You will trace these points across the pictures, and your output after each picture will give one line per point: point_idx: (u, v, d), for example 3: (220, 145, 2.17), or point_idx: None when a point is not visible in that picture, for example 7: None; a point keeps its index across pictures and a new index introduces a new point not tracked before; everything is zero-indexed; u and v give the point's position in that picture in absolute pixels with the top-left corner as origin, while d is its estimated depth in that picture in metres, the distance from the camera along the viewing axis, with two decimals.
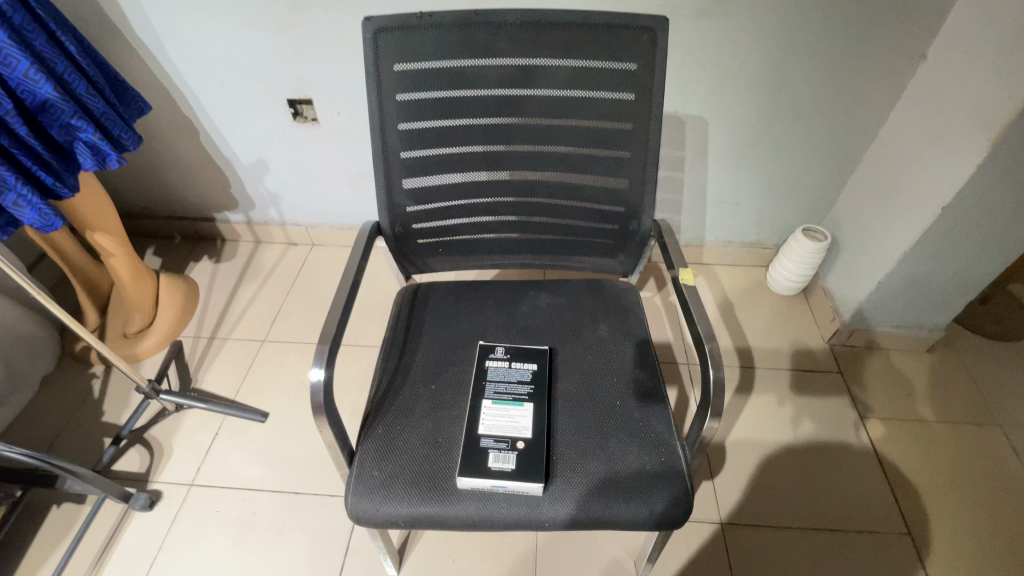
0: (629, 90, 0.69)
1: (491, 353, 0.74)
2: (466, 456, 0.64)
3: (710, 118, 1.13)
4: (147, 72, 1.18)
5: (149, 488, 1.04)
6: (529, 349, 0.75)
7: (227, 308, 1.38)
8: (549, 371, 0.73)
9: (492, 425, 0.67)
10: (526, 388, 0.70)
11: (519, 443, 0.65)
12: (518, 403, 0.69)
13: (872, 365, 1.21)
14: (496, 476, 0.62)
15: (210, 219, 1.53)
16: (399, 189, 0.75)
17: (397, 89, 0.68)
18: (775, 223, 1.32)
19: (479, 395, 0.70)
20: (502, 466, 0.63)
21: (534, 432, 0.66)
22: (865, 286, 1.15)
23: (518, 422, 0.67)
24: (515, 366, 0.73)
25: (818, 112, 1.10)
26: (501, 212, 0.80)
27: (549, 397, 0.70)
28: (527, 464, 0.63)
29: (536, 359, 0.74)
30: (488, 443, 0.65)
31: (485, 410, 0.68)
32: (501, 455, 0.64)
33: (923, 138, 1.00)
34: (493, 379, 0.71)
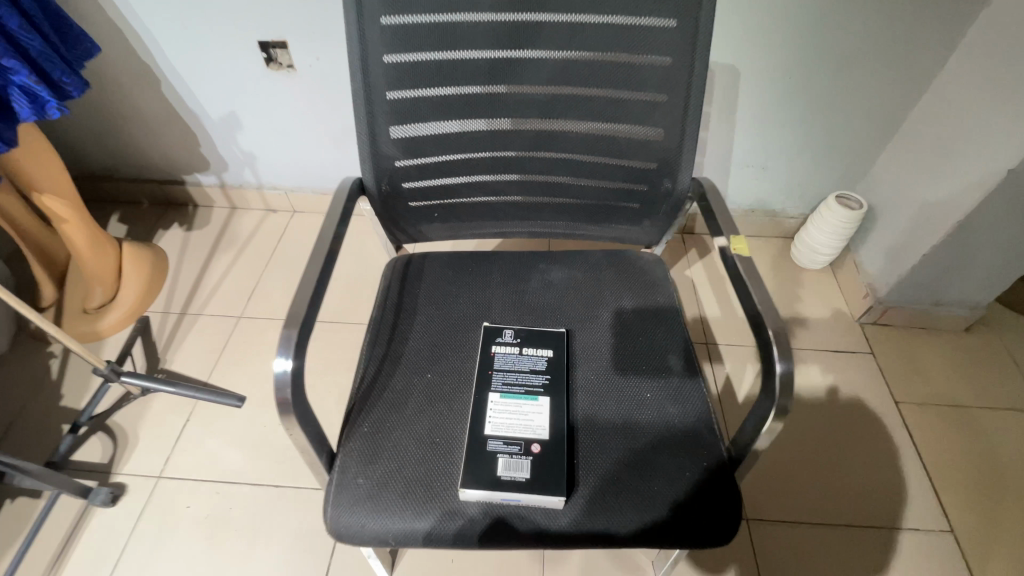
0: (672, 14, 0.55)
1: (498, 337, 0.64)
2: (471, 462, 0.53)
3: (742, 68, 0.99)
4: (94, 7, 1.01)
5: (112, 481, 0.93)
6: (542, 332, 0.64)
7: (199, 280, 1.25)
8: (567, 359, 0.62)
9: (501, 424, 0.56)
10: (541, 378, 0.60)
11: (534, 446, 0.55)
12: (531, 398, 0.58)
13: (907, 346, 1.12)
14: (509, 487, 0.52)
15: (180, 183, 1.38)
16: (386, 140, 0.62)
17: (382, 9, 0.54)
18: (804, 189, 1.20)
19: (485, 387, 0.59)
20: (515, 476, 0.53)
21: (552, 433, 0.56)
22: (907, 261, 1.05)
23: (532, 420, 0.57)
24: (527, 352, 0.62)
25: (865, 61, 0.96)
26: (508, 170, 0.68)
27: (567, 389, 0.59)
28: (544, 472, 0.53)
29: (552, 344, 0.63)
30: (497, 447, 0.55)
31: (492, 405, 0.58)
32: (513, 462, 0.54)
33: (989, 90, 0.88)
34: (502, 368, 0.61)
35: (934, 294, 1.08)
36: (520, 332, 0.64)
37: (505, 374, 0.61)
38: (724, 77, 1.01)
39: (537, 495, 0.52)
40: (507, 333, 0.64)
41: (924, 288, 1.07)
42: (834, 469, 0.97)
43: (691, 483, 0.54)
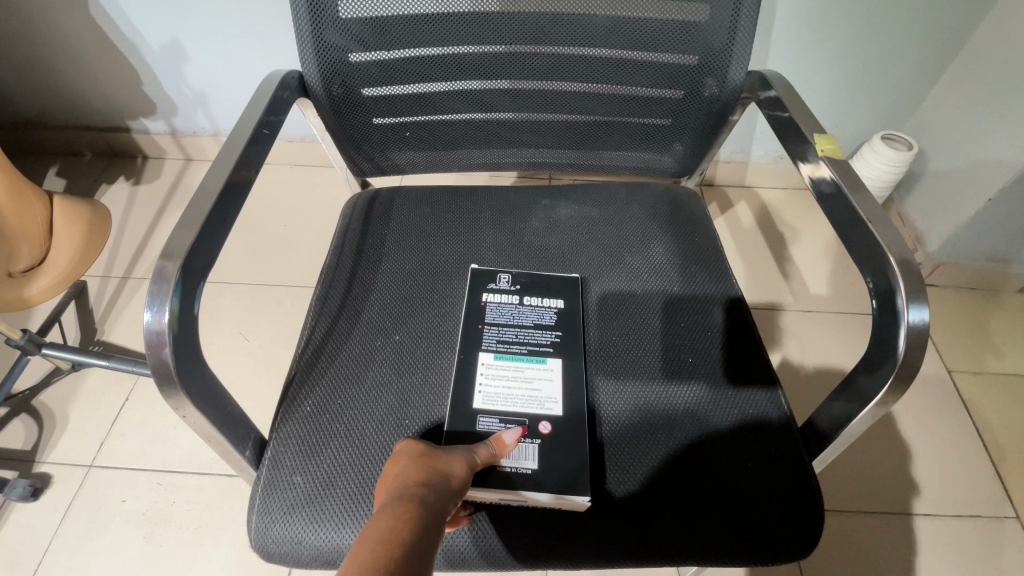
0: None
1: (492, 281, 0.50)
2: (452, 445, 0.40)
3: None
4: None
5: (34, 471, 0.79)
6: (548, 278, 0.50)
7: (147, 241, 1.09)
8: (581, 312, 0.48)
9: (499, 395, 0.43)
10: (550, 337, 0.46)
11: (543, 425, 0.42)
12: (538, 360, 0.45)
13: (956, 308, 0.99)
14: (513, 482, 0.39)
15: (125, 130, 1.20)
16: (333, 20, 0.46)
17: None
18: (841, 131, 1.05)
19: (474, 344, 0.46)
20: (519, 466, 0.40)
21: (567, 409, 0.43)
22: (964, 210, 0.91)
23: (539, 391, 0.44)
24: (529, 303, 0.48)
25: None
26: (499, 75, 0.52)
27: (583, 352, 0.46)
28: (555, 462, 0.40)
29: (560, 294, 0.49)
30: (492, 425, 0.41)
31: (484, 369, 0.44)
32: (514, 447, 0.41)
33: None
34: (496, 321, 0.47)
35: (991, 248, 0.95)
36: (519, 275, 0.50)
37: (500, 329, 0.47)
38: None
39: (546, 489, 0.39)
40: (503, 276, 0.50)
41: (982, 242, 0.94)
42: (879, 447, 0.84)
43: (745, 479, 0.41)
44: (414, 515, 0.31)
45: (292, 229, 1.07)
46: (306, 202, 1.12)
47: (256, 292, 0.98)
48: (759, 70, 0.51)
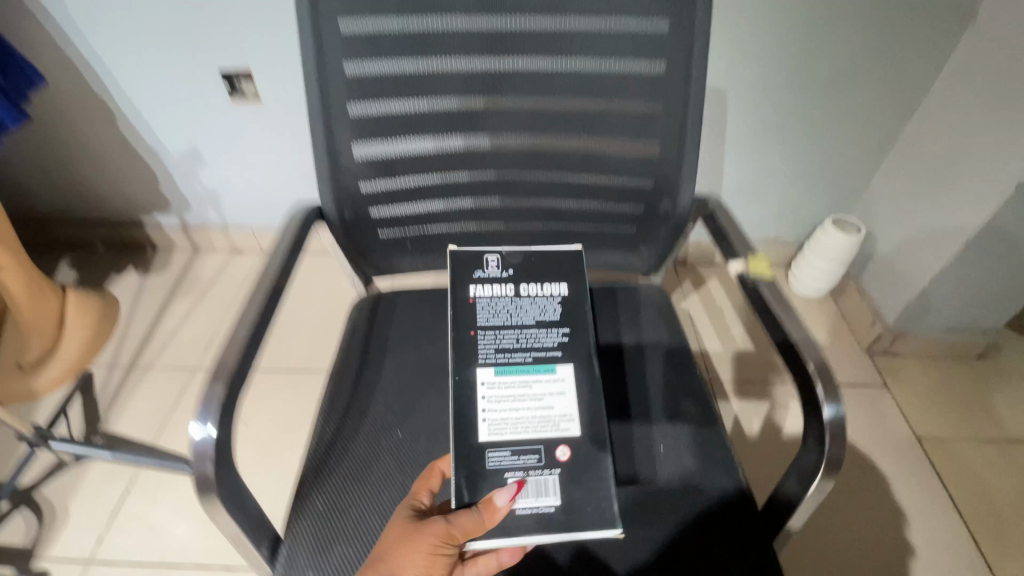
0: (665, 15, 0.50)
1: (479, 267, 0.53)
2: (470, 480, 0.44)
3: (729, 92, 0.96)
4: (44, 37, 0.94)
5: (32, 569, 0.79)
6: (538, 262, 0.53)
7: (153, 331, 1.14)
8: (578, 296, 0.53)
9: (508, 419, 0.47)
10: (557, 337, 0.50)
11: (558, 450, 0.46)
12: (545, 368, 0.49)
13: (919, 375, 1.06)
14: (540, 521, 0.44)
15: (139, 224, 1.29)
16: (348, 160, 0.55)
17: (338, 13, 0.48)
18: (798, 215, 1.16)
19: (477, 361, 0.48)
20: (541, 505, 0.44)
21: (580, 428, 0.47)
22: (915, 284, 1.00)
23: (551, 407, 0.48)
24: (523, 295, 0.52)
25: (854, 84, 0.94)
26: (487, 196, 0.60)
27: (585, 353, 0.50)
28: (574, 490, 0.45)
29: (553, 275, 0.53)
30: (503, 460, 0.45)
31: (490, 390, 0.48)
32: (535, 484, 0.45)
33: (987, 106, 0.84)
34: (492, 322, 0.51)
35: (942, 320, 1.02)
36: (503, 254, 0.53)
37: (496, 334, 0.50)
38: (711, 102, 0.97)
39: (569, 529, 0.44)
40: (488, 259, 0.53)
41: (933, 314, 1.01)
42: (860, 517, 0.88)
43: (728, 538, 0.49)
44: None
45: (293, 315, 1.14)
46: (307, 289, 1.19)
47: (259, 378, 1.03)
48: (702, 199, 0.60)
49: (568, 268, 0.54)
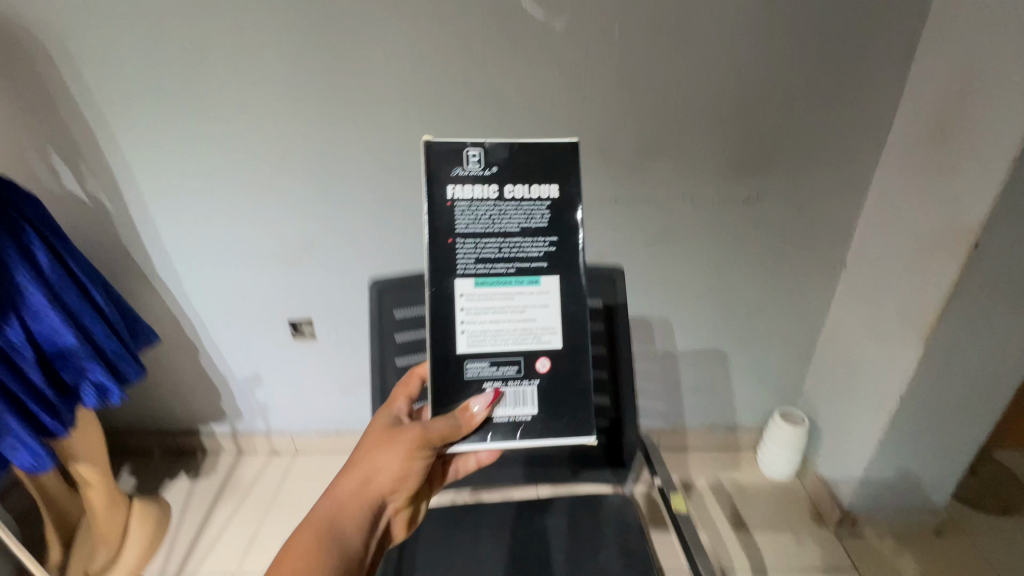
0: (600, 322, 0.82)
1: (460, 164, 0.58)
2: (458, 387, 0.59)
3: (675, 318, 1.25)
4: (156, 304, 1.23)
5: None
6: (524, 159, 0.58)
7: (200, 536, 1.29)
8: (565, 200, 0.59)
9: (487, 332, 0.59)
10: (543, 247, 0.59)
11: (537, 365, 0.60)
12: (529, 280, 0.59)
13: (879, 555, 1.19)
14: (519, 424, 0.61)
15: (195, 433, 1.49)
16: None
17: (397, 332, 0.77)
18: (754, 407, 1.37)
19: (466, 272, 0.58)
20: (520, 413, 0.61)
21: (560, 338, 0.60)
22: (855, 469, 1.16)
23: (533, 318, 0.60)
24: (506, 198, 0.59)
25: (770, 312, 1.23)
26: None
27: (567, 261, 0.60)
28: (548, 399, 0.61)
29: (540, 180, 0.59)
30: (482, 369, 0.60)
31: (477, 299, 0.59)
32: (517, 396, 0.61)
33: (868, 332, 1.09)
34: (475, 227, 0.58)
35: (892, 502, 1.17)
36: (487, 162, 0.58)
37: (477, 242, 0.59)
38: (662, 326, 1.26)
39: (531, 436, 0.61)
40: (469, 156, 0.58)
41: (882, 498, 1.17)
42: None
43: None
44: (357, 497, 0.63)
45: None
46: None
47: None
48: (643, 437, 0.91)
49: (553, 169, 0.59)
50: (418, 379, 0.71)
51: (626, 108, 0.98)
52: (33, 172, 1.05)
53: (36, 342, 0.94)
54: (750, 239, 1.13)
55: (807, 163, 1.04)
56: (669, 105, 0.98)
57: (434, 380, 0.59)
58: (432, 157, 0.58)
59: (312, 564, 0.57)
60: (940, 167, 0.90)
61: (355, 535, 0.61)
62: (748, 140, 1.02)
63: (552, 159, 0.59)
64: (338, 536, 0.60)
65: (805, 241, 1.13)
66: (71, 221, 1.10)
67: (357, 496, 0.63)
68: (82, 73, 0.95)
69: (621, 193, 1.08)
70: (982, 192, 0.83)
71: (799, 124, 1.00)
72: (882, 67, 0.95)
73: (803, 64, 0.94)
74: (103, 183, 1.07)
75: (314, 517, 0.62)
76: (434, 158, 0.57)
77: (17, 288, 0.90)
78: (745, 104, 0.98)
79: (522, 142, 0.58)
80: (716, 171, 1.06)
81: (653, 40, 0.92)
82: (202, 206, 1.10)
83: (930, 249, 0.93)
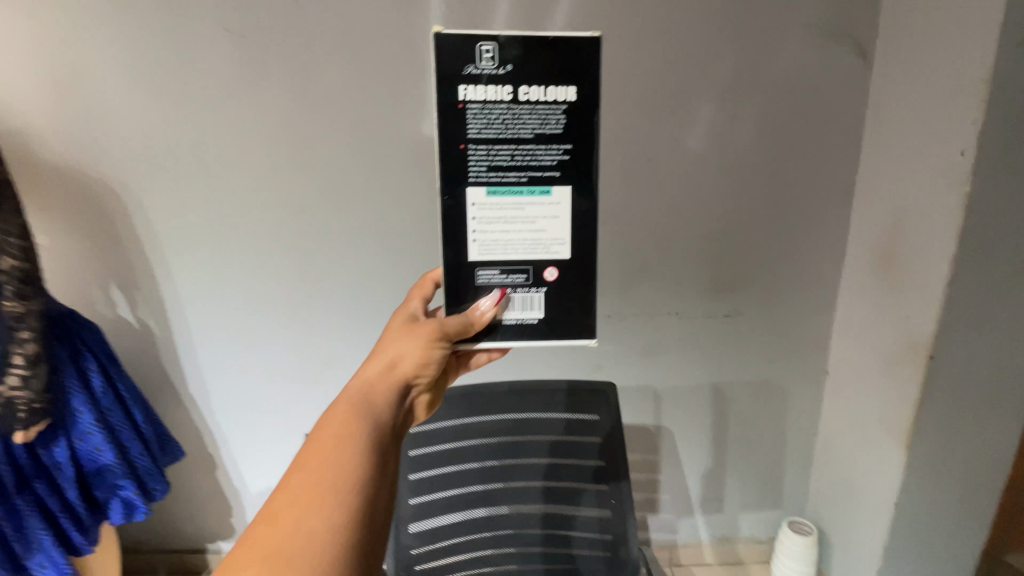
0: (595, 434, 0.96)
1: (475, 63, 0.64)
2: (473, 282, 0.69)
3: (672, 425, 1.30)
4: (181, 421, 1.29)
5: None
6: (535, 63, 0.64)
7: None
8: (577, 105, 0.66)
9: (498, 240, 0.68)
10: (556, 154, 0.66)
11: (546, 271, 0.69)
12: (541, 190, 0.67)
13: None
14: (526, 319, 0.70)
15: (200, 550, 1.46)
16: (408, 531, 0.92)
17: (416, 446, 0.95)
18: (761, 516, 1.38)
19: (482, 174, 0.66)
20: (529, 316, 0.70)
21: (568, 235, 0.69)
22: None
23: (543, 229, 0.68)
24: (519, 99, 0.65)
25: (764, 419, 1.30)
26: (501, 547, 0.95)
27: (576, 162, 0.67)
28: (553, 301, 0.70)
29: (553, 84, 0.65)
30: (493, 276, 0.69)
31: (490, 198, 0.67)
32: (527, 299, 0.70)
33: (859, 438, 1.14)
34: (488, 131, 0.65)
35: None
36: (501, 60, 0.64)
37: (490, 148, 0.66)
38: (661, 434, 1.31)
39: (538, 339, 0.71)
40: (483, 52, 0.64)
41: None
42: None
43: None
44: (383, 383, 0.62)
45: None
46: None
47: None
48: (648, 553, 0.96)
49: (566, 72, 0.65)
50: (431, 283, 0.78)
51: (612, 239, 1.14)
52: (92, 301, 1.17)
53: (79, 461, 1.05)
54: (736, 350, 1.24)
55: (776, 283, 1.18)
56: (649, 236, 1.14)
57: (448, 286, 0.69)
58: (452, 56, 0.64)
59: (348, 429, 0.56)
60: (892, 287, 1.02)
61: (386, 407, 0.61)
62: (720, 265, 1.16)
63: (566, 64, 0.65)
64: (369, 407, 0.59)
65: (783, 351, 1.24)
66: (120, 343, 1.21)
67: (385, 376, 0.63)
68: (151, 219, 1.12)
69: (612, 310, 1.20)
70: (926, 311, 0.93)
71: (762, 251, 1.15)
72: (827, 203, 1.12)
73: (759, 201, 1.11)
74: (149, 309, 1.19)
75: (343, 395, 0.61)
76: (452, 56, 0.64)
77: (70, 412, 1.02)
78: (715, 234, 1.14)
79: (534, 41, 0.64)
80: (695, 293, 1.19)
81: (632, 185, 1.10)
82: (238, 329, 1.21)
83: (895, 360, 1.02)
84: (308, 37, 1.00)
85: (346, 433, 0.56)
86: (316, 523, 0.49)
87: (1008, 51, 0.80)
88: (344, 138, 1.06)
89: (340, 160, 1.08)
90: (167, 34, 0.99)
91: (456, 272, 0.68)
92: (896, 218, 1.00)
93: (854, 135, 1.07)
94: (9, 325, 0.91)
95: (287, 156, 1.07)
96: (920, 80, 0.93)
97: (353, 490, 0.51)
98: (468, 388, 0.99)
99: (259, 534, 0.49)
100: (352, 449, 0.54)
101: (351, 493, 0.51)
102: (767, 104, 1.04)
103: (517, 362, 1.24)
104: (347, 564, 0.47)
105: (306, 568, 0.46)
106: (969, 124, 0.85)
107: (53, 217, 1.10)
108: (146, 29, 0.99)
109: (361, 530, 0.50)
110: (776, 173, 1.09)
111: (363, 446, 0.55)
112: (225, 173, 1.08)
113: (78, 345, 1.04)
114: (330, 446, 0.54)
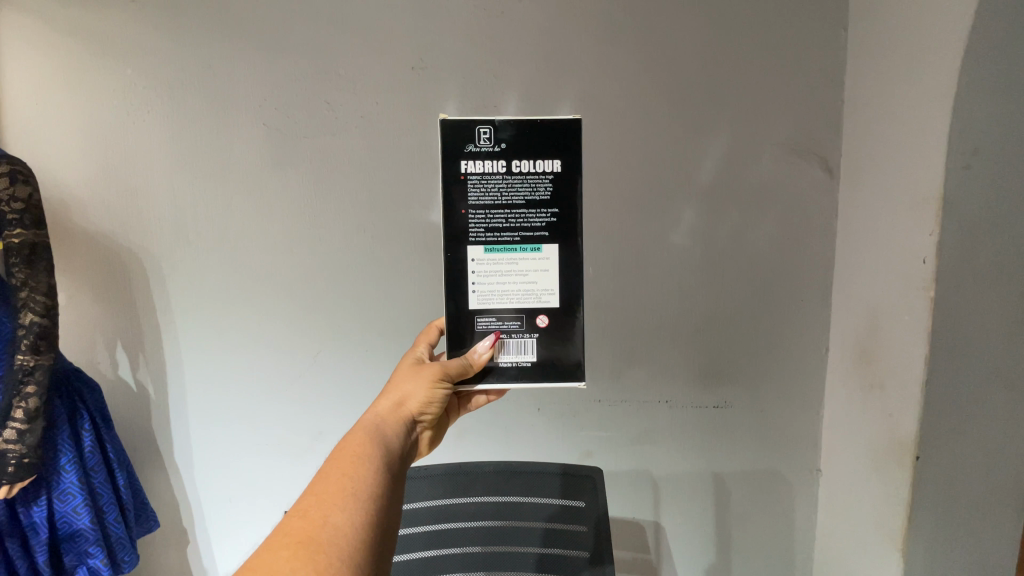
0: (580, 522, 0.94)
1: (472, 141, 0.72)
2: (470, 330, 0.74)
3: (664, 519, 1.28)
4: (160, 492, 1.26)
5: None
6: (526, 141, 0.72)
7: None
8: (565, 175, 0.73)
9: (494, 292, 0.74)
10: (545, 217, 0.73)
11: (538, 319, 0.75)
12: (532, 249, 0.73)
13: None
14: (518, 363, 0.75)
15: None
16: None
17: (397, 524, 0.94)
18: None
19: (478, 239, 0.73)
20: (522, 358, 0.75)
21: (557, 291, 0.74)
22: None
23: (535, 281, 0.74)
24: (511, 173, 0.73)
25: (759, 518, 1.27)
26: None
27: (563, 228, 0.73)
28: (543, 348, 0.75)
29: (542, 156, 0.73)
30: (489, 323, 0.74)
31: (485, 259, 0.73)
32: (521, 343, 0.75)
33: (855, 543, 1.10)
34: (485, 198, 0.73)
35: None
36: (497, 139, 0.72)
37: (488, 213, 0.73)
38: (653, 528, 1.28)
39: (530, 378, 0.75)
40: (480, 133, 0.72)
41: None
42: None
43: None
44: (392, 420, 0.69)
45: None
46: None
47: None
48: None
49: (552, 146, 0.73)
50: (435, 330, 0.85)
51: (603, 325, 1.19)
52: (96, 361, 1.20)
53: (54, 522, 1.04)
54: (727, 444, 1.24)
55: (762, 376, 1.21)
56: (638, 325, 1.19)
57: (451, 331, 0.74)
58: (453, 136, 0.72)
59: (366, 450, 0.63)
60: (873, 384, 1.05)
61: (396, 438, 0.67)
62: (708, 356, 1.20)
63: (553, 139, 0.72)
64: (382, 436, 0.66)
65: (773, 446, 1.24)
66: (115, 405, 1.22)
67: (394, 413, 0.70)
68: (168, 286, 1.19)
69: (603, 395, 1.22)
70: (907, 409, 0.96)
71: (747, 344, 1.20)
72: (807, 302, 1.18)
73: (742, 297, 1.18)
74: (150, 373, 1.22)
75: (358, 426, 0.67)
76: (452, 135, 0.72)
77: (56, 470, 1.02)
78: (702, 326, 1.19)
79: (525, 121, 0.72)
80: (684, 383, 1.21)
81: (622, 277, 1.17)
82: (235, 396, 1.23)
83: (883, 459, 1.02)
84: (334, 133, 1.13)
85: (363, 453, 0.62)
86: (339, 518, 0.54)
87: (954, 172, 0.87)
88: (357, 220, 1.16)
89: (352, 240, 1.17)
90: (210, 126, 1.13)
91: (456, 318, 0.74)
92: (872, 319, 1.05)
93: (827, 241, 1.16)
94: (17, 379, 0.95)
95: (304, 234, 1.17)
96: (881, 195, 1.02)
97: (370, 497, 0.58)
98: (456, 466, 1.00)
99: (288, 523, 0.54)
100: (369, 466, 0.61)
101: (369, 500, 0.57)
102: (744, 209, 1.14)
103: (509, 444, 1.23)
104: (362, 557, 0.53)
105: (332, 551, 0.51)
106: (928, 235, 0.91)
107: (77, 280, 1.18)
108: (192, 121, 1.13)
109: (375, 531, 0.55)
110: (757, 271, 1.17)
111: (378, 464, 0.61)
112: (244, 246, 1.17)
113: (76, 403, 1.07)
114: (350, 461, 0.61)
